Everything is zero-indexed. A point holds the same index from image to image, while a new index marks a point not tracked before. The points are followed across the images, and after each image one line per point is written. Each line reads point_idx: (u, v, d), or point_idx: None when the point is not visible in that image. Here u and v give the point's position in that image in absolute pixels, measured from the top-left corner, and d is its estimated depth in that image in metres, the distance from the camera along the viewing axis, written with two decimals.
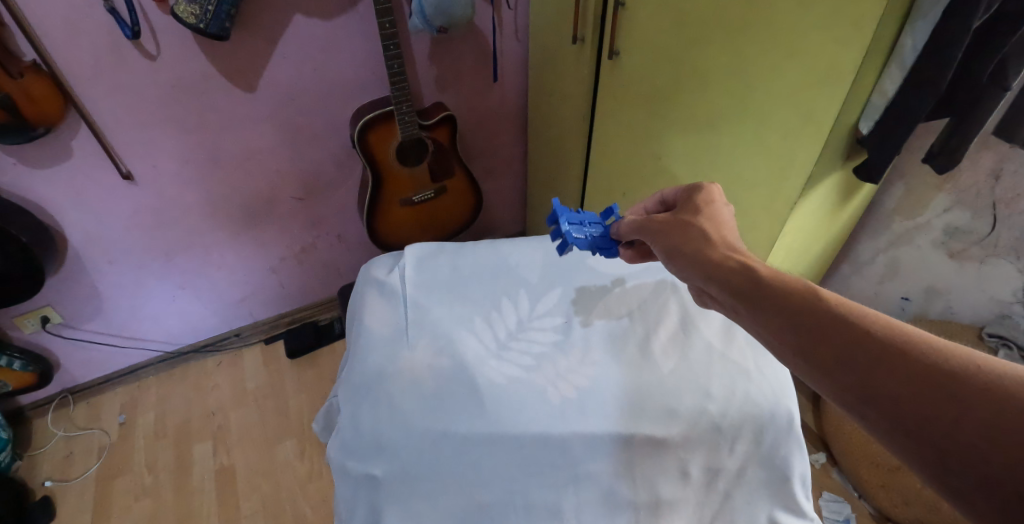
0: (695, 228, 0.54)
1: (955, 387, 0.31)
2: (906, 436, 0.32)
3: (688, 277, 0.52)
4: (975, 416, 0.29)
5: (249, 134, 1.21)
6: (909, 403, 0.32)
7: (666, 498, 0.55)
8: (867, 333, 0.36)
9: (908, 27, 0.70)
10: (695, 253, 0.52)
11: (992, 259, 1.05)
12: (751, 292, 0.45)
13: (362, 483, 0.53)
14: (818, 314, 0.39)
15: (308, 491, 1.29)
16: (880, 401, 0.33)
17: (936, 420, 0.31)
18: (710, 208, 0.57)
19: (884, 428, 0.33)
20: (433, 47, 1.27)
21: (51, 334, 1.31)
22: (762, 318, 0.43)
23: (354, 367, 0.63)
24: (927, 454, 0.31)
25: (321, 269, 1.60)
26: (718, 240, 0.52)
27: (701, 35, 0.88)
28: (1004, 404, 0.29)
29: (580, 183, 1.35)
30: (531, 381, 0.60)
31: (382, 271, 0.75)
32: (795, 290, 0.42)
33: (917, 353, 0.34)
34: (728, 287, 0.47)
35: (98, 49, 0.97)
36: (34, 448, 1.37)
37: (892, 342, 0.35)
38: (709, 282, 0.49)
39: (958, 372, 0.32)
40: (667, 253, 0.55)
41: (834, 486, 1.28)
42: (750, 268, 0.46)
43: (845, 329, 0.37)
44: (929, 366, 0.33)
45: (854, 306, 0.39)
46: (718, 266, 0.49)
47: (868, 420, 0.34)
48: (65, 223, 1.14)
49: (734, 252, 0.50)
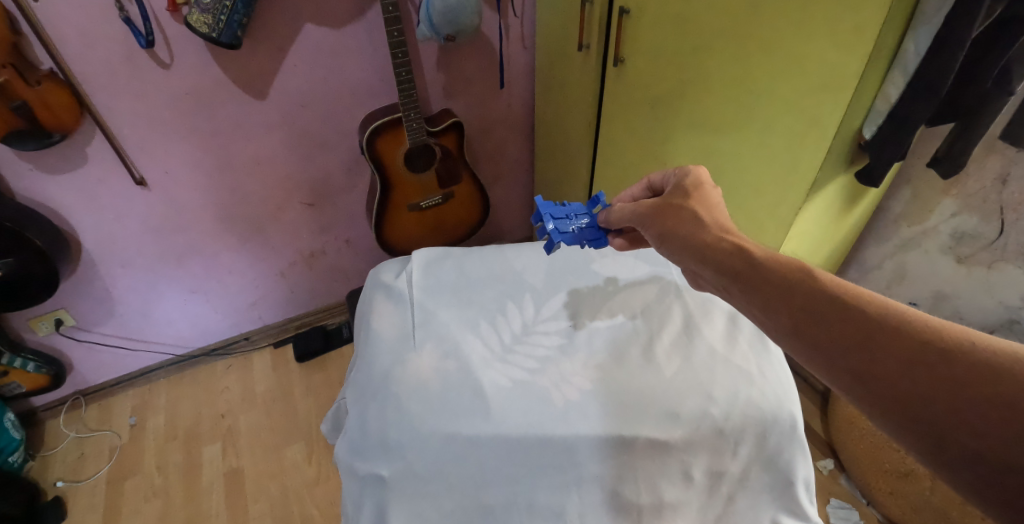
0: (686, 212, 0.55)
1: (948, 363, 0.32)
2: (899, 416, 0.33)
3: (680, 261, 0.53)
4: (970, 394, 0.30)
5: (260, 140, 1.23)
6: (901, 383, 0.33)
7: (669, 501, 0.55)
8: (860, 312, 0.37)
9: (911, 34, 0.70)
10: (687, 237, 0.53)
11: (1001, 264, 1.04)
12: (742, 273, 0.46)
13: (370, 482, 0.55)
14: (814, 296, 0.40)
15: (315, 494, 1.30)
16: (869, 380, 0.35)
17: (931, 397, 0.32)
18: (700, 192, 0.57)
19: (879, 408, 0.34)
20: (441, 55, 1.29)
21: (64, 336, 1.33)
22: (760, 302, 0.43)
23: (362, 370, 0.65)
24: (922, 432, 0.32)
25: (331, 274, 1.61)
26: (710, 223, 0.53)
27: (703, 44, 0.89)
28: (997, 379, 0.30)
29: (587, 188, 1.37)
30: (536, 383, 0.61)
31: (390, 275, 0.76)
32: (789, 272, 0.43)
33: (911, 331, 0.35)
34: (723, 271, 0.47)
35: (114, 58, 0.99)
36: (45, 449, 1.39)
37: (887, 321, 0.36)
38: (701, 265, 0.50)
39: (953, 350, 0.32)
40: (660, 238, 0.56)
41: (842, 493, 1.27)
42: (743, 249, 0.47)
43: (838, 310, 0.38)
44: (924, 344, 0.34)
45: (848, 288, 0.40)
46: (710, 250, 0.50)
47: (864, 401, 0.35)
48: (79, 229, 1.17)
49: (727, 235, 0.50)
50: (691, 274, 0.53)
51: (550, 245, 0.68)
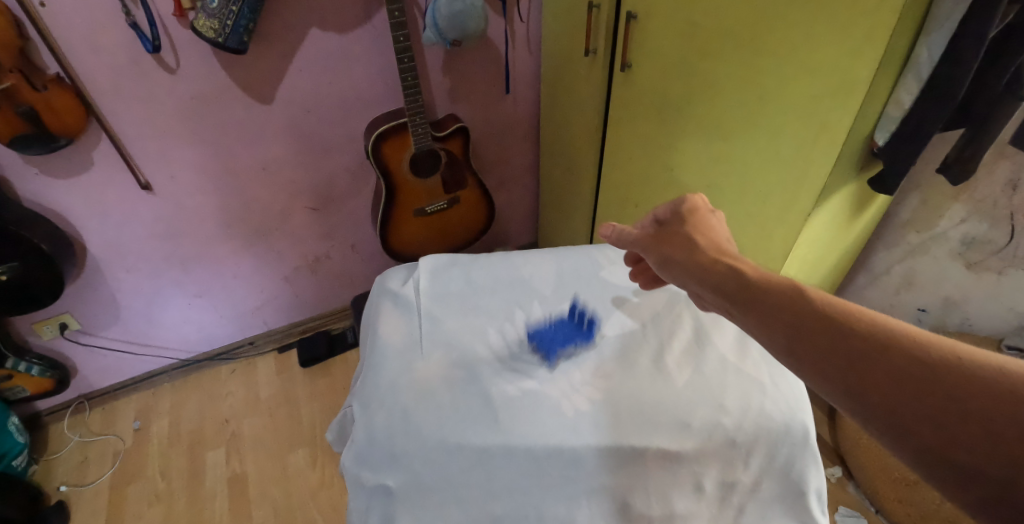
0: (683, 237, 0.55)
1: (947, 386, 0.31)
2: (899, 436, 0.32)
3: (681, 285, 0.53)
4: (971, 416, 0.29)
5: (265, 145, 1.23)
6: (898, 401, 0.32)
7: (680, 512, 0.54)
8: (853, 329, 0.36)
9: (924, 39, 0.69)
10: (686, 260, 0.52)
11: (1011, 270, 1.05)
12: (738, 293, 0.44)
13: (376, 492, 0.54)
14: (808, 313, 0.39)
15: (319, 500, 1.29)
16: (866, 398, 0.34)
17: (928, 420, 0.31)
18: (696, 217, 0.57)
19: (879, 427, 0.33)
20: (447, 59, 1.29)
21: (69, 341, 1.33)
22: (755, 323, 0.42)
23: (367, 379, 0.64)
24: (923, 452, 0.31)
25: (335, 279, 1.61)
26: (708, 245, 0.52)
27: (713, 49, 0.88)
28: (998, 402, 0.28)
29: (592, 193, 1.36)
30: (545, 393, 0.60)
31: (397, 283, 0.75)
32: (783, 291, 0.41)
33: (904, 348, 0.33)
34: (719, 291, 0.47)
35: (120, 63, 1.00)
36: (49, 453, 1.39)
37: (879, 338, 0.35)
38: (701, 287, 0.50)
39: (949, 366, 0.31)
40: (660, 263, 0.56)
41: (851, 501, 1.25)
42: (738, 269, 0.46)
43: (831, 329, 0.37)
44: (919, 361, 0.32)
45: (844, 306, 0.38)
46: (708, 270, 0.49)
47: (864, 419, 0.34)
48: (85, 234, 1.17)
49: (724, 256, 0.50)
50: (695, 296, 0.52)
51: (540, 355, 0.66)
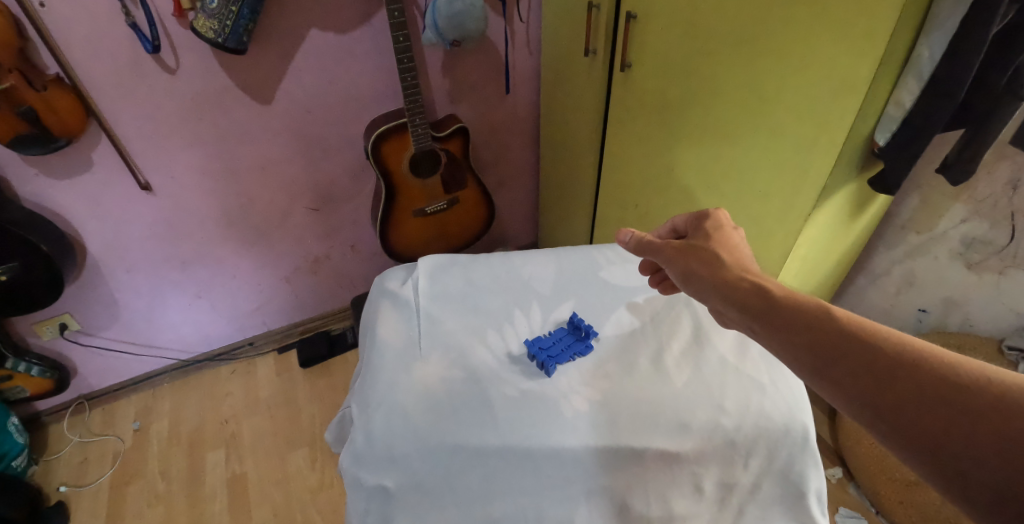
0: (707, 252, 0.54)
1: (961, 399, 0.32)
2: (920, 452, 0.32)
3: (704, 299, 0.52)
4: (988, 431, 0.30)
5: (265, 145, 1.23)
6: (919, 418, 0.33)
7: (679, 514, 0.54)
8: (876, 348, 0.37)
9: (925, 38, 0.69)
10: (710, 275, 0.52)
11: (1011, 271, 1.03)
12: (761, 312, 0.45)
13: (374, 495, 0.53)
14: (834, 331, 0.40)
15: (319, 501, 1.29)
16: (891, 415, 0.34)
17: (945, 435, 0.31)
18: (721, 234, 0.57)
19: (900, 443, 0.34)
20: (446, 60, 1.29)
21: (69, 341, 1.33)
22: (779, 340, 0.43)
23: (366, 379, 0.63)
24: (939, 466, 0.31)
25: (335, 279, 1.60)
26: (732, 262, 0.52)
27: (713, 49, 0.88)
28: (1009, 414, 0.30)
29: (592, 193, 1.36)
30: (544, 393, 0.60)
31: (396, 282, 0.75)
32: (807, 310, 0.43)
33: (924, 367, 0.35)
34: (742, 307, 0.47)
35: (120, 64, 1.00)
36: (49, 453, 1.39)
37: (901, 358, 0.36)
38: (725, 305, 0.50)
39: (968, 385, 0.32)
40: (683, 277, 0.55)
41: (851, 503, 1.25)
42: (764, 289, 0.47)
43: (855, 347, 0.38)
44: (940, 380, 0.33)
45: (868, 326, 0.39)
46: (731, 288, 0.49)
47: (885, 436, 0.35)
48: (85, 234, 1.17)
49: (747, 273, 0.50)
50: (718, 313, 0.52)
51: (541, 366, 0.63)
